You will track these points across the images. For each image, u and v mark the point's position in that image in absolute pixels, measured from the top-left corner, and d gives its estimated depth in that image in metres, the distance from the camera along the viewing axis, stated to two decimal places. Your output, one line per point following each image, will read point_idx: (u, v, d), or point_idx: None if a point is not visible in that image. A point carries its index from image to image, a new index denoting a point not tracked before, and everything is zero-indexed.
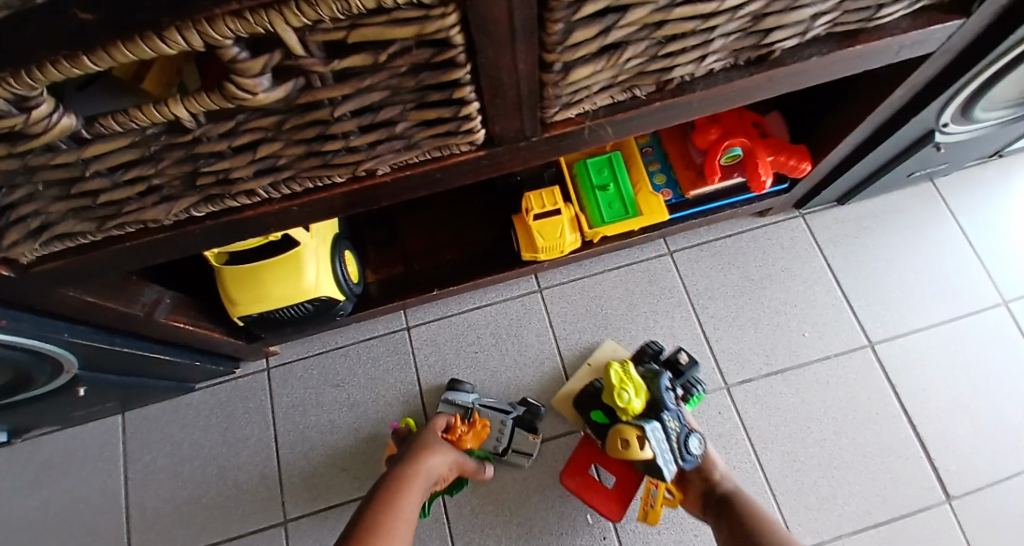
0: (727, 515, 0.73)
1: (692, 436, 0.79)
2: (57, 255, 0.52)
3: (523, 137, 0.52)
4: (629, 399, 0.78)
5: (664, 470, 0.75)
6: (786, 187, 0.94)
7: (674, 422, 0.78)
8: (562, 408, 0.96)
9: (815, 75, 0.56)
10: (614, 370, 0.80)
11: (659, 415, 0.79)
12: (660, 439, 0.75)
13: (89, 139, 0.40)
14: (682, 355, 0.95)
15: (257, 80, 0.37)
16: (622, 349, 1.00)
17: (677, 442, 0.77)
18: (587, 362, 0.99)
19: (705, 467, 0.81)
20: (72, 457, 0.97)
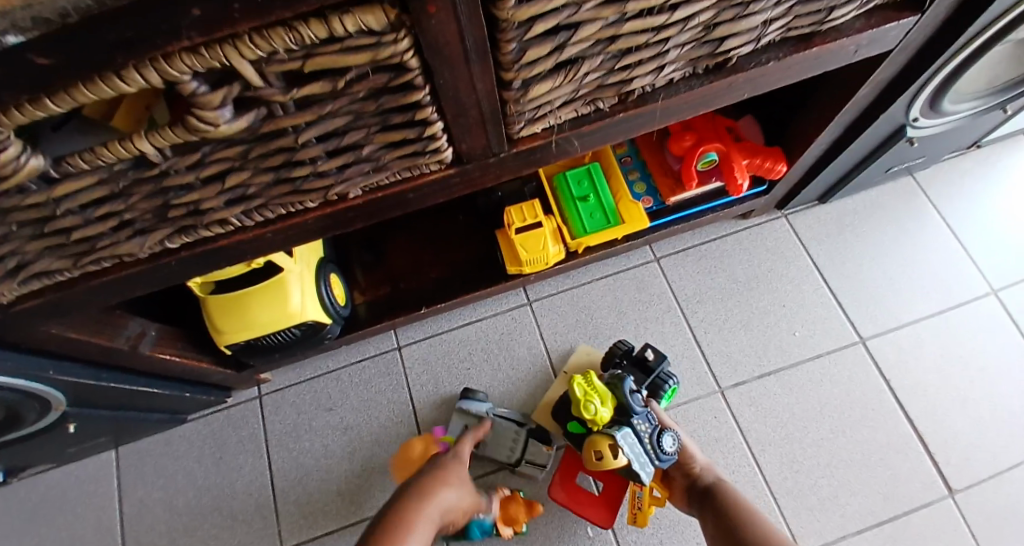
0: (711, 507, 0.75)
1: (665, 433, 0.77)
2: (36, 294, 0.53)
3: (491, 153, 0.53)
4: (596, 409, 0.76)
5: (641, 475, 0.75)
6: (765, 189, 0.95)
7: (645, 427, 0.77)
8: (542, 419, 0.96)
9: (776, 79, 0.57)
10: (576, 384, 0.79)
11: (628, 420, 0.77)
12: (632, 447, 0.74)
13: (58, 179, 0.41)
14: (649, 350, 0.91)
15: (217, 112, 0.37)
16: (595, 350, 1.00)
17: (651, 444, 0.76)
18: (563, 370, 0.99)
19: (684, 462, 0.82)
20: (66, 496, 0.96)
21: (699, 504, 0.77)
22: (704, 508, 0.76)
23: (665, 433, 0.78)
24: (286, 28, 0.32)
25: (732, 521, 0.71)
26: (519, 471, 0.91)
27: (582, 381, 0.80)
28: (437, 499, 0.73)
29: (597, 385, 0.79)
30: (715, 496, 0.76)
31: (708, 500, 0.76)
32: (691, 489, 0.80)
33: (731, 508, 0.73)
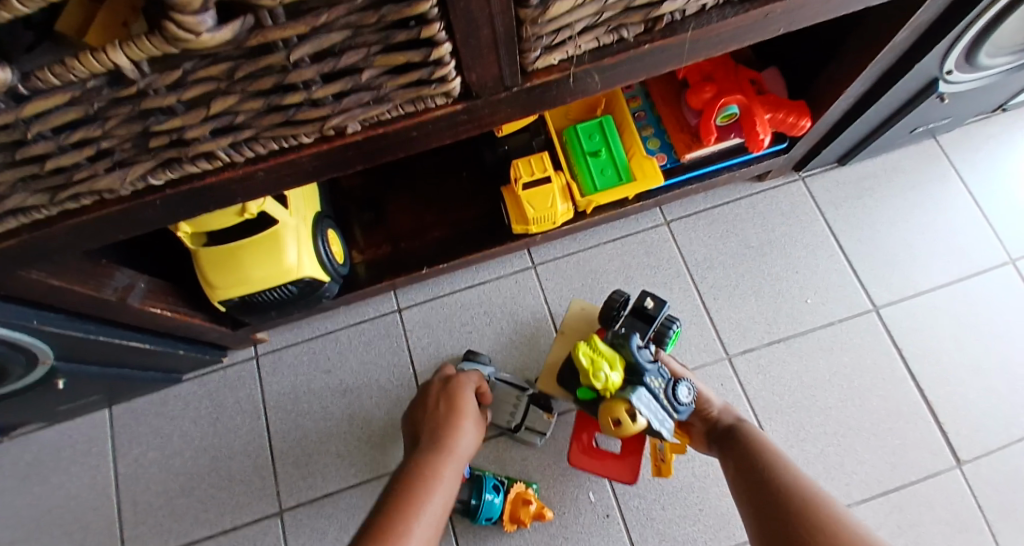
0: (732, 444, 0.70)
1: (679, 383, 0.73)
2: (11, 233, 0.49)
3: (502, 86, 0.48)
4: (607, 377, 0.68)
5: (662, 431, 0.70)
6: (785, 147, 0.90)
7: (658, 383, 0.71)
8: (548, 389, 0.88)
9: (813, 13, 0.53)
10: (582, 352, 0.69)
11: (641, 379, 0.71)
12: (651, 407, 0.70)
13: (26, 97, 0.36)
14: (648, 298, 0.82)
15: (200, 18, 0.33)
16: (589, 304, 0.94)
17: (667, 398, 0.72)
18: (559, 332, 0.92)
19: (702, 407, 0.78)
20: (59, 454, 0.94)
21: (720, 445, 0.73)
22: (723, 448, 0.71)
23: (678, 384, 0.74)
24: None
25: (751, 455, 0.66)
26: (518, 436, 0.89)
27: (586, 347, 0.70)
28: (451, 452, 0.65)
29: (602, 349, 0.70)
30: (735, 433, 0.72)
31: (728, 438, 0.72)
32: (712, 432, 0.75)
33: (748, 443, 0.69)
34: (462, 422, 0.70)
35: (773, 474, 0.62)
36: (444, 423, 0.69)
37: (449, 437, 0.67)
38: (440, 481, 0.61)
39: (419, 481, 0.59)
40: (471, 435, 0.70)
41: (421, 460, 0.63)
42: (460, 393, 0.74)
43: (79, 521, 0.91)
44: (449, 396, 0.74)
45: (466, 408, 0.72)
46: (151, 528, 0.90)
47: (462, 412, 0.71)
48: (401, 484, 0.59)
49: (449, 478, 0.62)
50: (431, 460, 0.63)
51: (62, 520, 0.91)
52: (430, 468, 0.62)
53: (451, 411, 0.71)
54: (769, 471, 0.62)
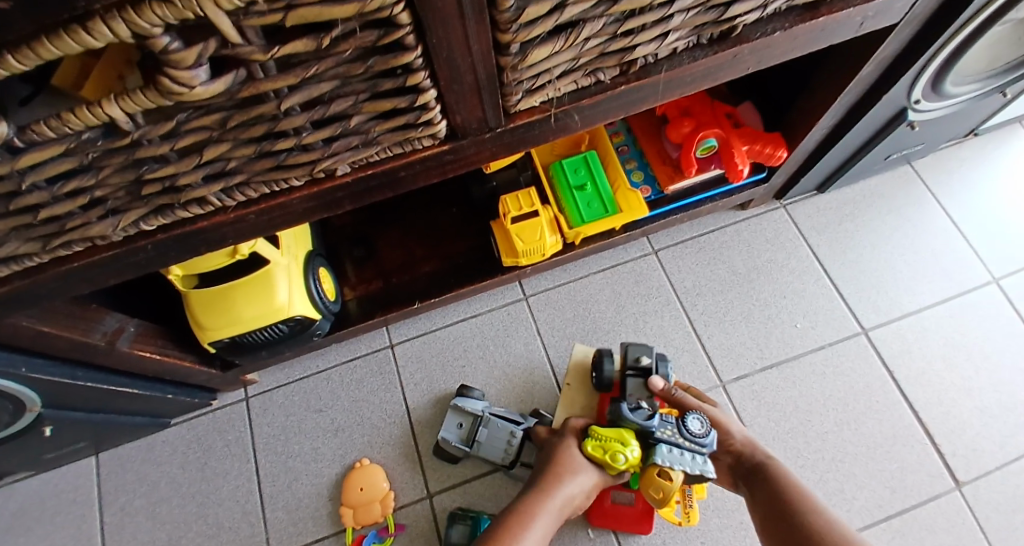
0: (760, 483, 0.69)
1: (687, 418, 0.73)
2: (2, 281, 0.49)
3: (486, 128, 0.50)
4: (626, 454, 0.70)
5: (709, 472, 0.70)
6: (764, 176, 0.93)
7: (670, 432, 0.71)
8: None
9: (780, 51, 0.56)
10: (592, 447, 0.72)
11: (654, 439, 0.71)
12: (679, 460, 0.69)
13: (21, 149, 0.37)
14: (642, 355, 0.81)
15: (192, 72, 0.34)
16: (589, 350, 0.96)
17: (687, 441, 0.71)
18: (566, 383, 0.94)
19: (724, 439, 0.76)
20: (43, 504, 0.92)
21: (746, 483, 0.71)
22: (752, 487, 0.70)
23: (686, 418, 0.73)
24: None
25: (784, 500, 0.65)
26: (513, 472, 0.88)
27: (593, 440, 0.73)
28: (549, 500, 0.70)
29: (606, 433, 0.72)
30: (764, 471, 0.70)
31: (756, 476, 0.70)
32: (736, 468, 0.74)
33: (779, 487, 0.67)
34: (565, 476, 0.72)
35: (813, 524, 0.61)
36: (547, 473, 0.73)
37: (548, 488, 0.71)
38: (528, 529, 0.67)
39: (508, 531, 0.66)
40: (577, 484, 0.72)
41: (518, 507, 0.70)
42: (568, 445, 0.76)
43: None
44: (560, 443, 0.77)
45: (572, 457, 0.74)
46: None
47: (567, 464, 0.73)
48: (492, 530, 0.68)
49: (542, 524, 0.68)
50: (527, 511, 0.69)
51: None
52: (522, 517, 0.68)
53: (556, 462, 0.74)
54: (811, 526, 0.62)
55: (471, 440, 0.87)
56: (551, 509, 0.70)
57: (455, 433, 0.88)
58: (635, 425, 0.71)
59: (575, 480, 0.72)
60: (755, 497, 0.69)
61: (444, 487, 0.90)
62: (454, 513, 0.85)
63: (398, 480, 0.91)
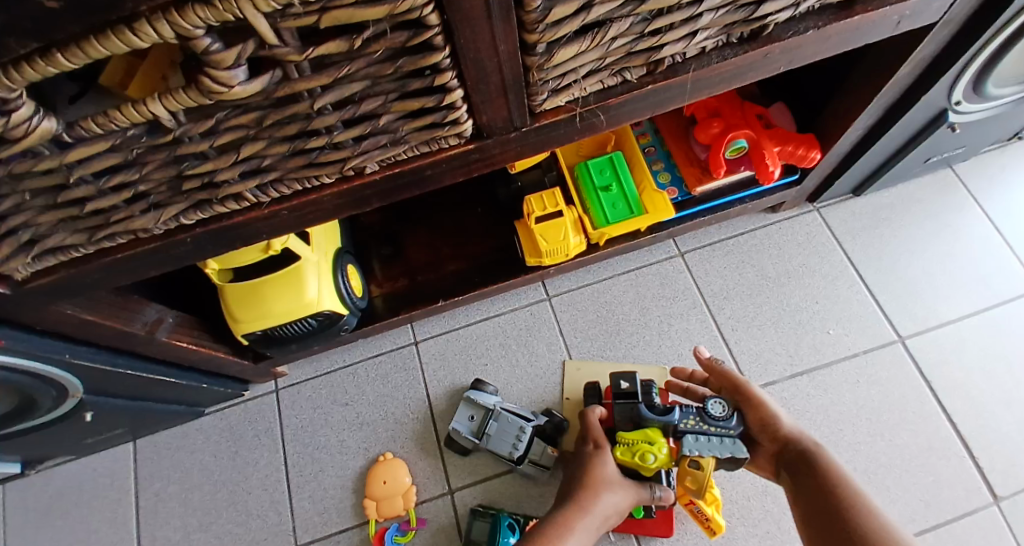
0: (808, 476, 0.65)
1: (708, 401, 0.71)
2: (51, 270, 0.52)
3: (511, 127, 0.50)
4: (655, 457, 0.69)
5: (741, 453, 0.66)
6: (796, 179, 0.91)
7: (693, 422, 0.69)
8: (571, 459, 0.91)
9: (811, 52, 0.55)
10: (622, 455, 0.71)
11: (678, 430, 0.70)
12: (709, 446, 0.67)
13: (71, 144, 0.39)
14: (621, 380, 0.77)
15: (231, 72, 0.36)
16: (584, 366, 0.97)
17: (712, 425, 0.69)
18: (565, 398, 0.95)
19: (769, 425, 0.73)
20: (84, 487, 0.96)
21: (789, 474, 0.68)
22: (796, 480, 0.67)
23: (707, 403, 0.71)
24: None
25: (832, 497, 0.62)
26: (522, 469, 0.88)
27: (621, 446, 0.72)
28: (582, 518, 0.71)
29: (631, 436, 0.71)
30: (811, 461, 0.67)
31: (803, 467, 0.67)
32: (780, 456, 0.70)
33: (828, 482, 0.64)
34: (596, 495, 0.72)
35: (864, 535, 0.58)
36: (579, 489, 0.72)
37: (581, 507, 0.71)
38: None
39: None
40: (610, 502, 0.72)
41: (551, 526, 0.70)
42: (598, 459, 0.75)
43: None
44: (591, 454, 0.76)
45: (603, 472, 0.73)
46: None
47: (599, 480, 0.73)
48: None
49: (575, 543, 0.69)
50: (560, 530, 0.70)
51: None
52: (555, 537, 0.69)
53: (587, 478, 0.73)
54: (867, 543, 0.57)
55: (480, 433, 0.88)
56: (585, 526, 0.71)
57: (464, 426, 0.89)
58: (655, 423, 0.71)
59: (608, 498, 0.72)
60: (800, 492, 0.65)
61: (464, 484, 0.91)
62: (474, 510, 0.87)
63: (419, 475, 0.92)
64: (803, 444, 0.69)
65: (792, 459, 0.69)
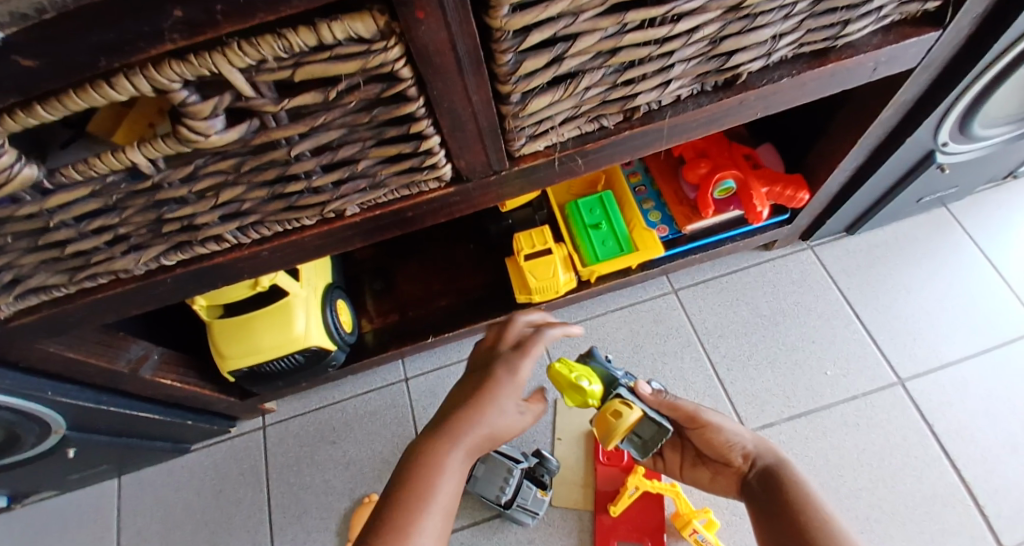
0: (769, 500, 0.54)
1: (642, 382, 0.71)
2: (33, 310, 0.52)
3: (491, 170, 0.51)
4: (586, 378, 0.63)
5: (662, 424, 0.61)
6: (787, 218, 0.91)
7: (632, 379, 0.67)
8: (564, 500, 0.89)
9: (790, 98, 0.56)
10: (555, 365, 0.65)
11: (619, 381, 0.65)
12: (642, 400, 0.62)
13: (52, 191, 0.40)
14: None
15: (209, 122, 0.36)
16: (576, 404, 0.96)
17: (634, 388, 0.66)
18: (557, 437, 0.94)
19: (715, 446, 0.61)
20: (66, 524, 0.95)
21: (751, 500, 0.56)
22: (759, 505, 0.55)
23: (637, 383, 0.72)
24: (275, 35, 0.32)
25: (794, 527, 0.50)
26: (510, 513, 0.86)
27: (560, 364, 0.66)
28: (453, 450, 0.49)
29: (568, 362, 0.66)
30: (775, 478, 0.55)
31: (765, 488, 0.55)
32: (745, 479, 0.59)
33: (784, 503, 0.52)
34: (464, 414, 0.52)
35: None
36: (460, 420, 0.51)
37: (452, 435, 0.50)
38: (419, 524, 0.45)
39: (405, 504, 0.45)
40: (489, 416, 0.52)
41: (411, 473, 0.48)
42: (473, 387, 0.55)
43: None
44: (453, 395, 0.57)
45: (493, 390, 0.54)
46: None
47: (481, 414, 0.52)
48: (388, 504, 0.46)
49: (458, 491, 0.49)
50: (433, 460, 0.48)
51: None
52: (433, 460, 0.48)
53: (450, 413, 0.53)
54: None
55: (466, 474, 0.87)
56: (458, 467, 0.49)
57: None
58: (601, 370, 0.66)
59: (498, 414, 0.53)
60: (761, 518, 0.54)
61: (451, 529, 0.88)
62: None
63: None
64: (768, 461, 0.58)
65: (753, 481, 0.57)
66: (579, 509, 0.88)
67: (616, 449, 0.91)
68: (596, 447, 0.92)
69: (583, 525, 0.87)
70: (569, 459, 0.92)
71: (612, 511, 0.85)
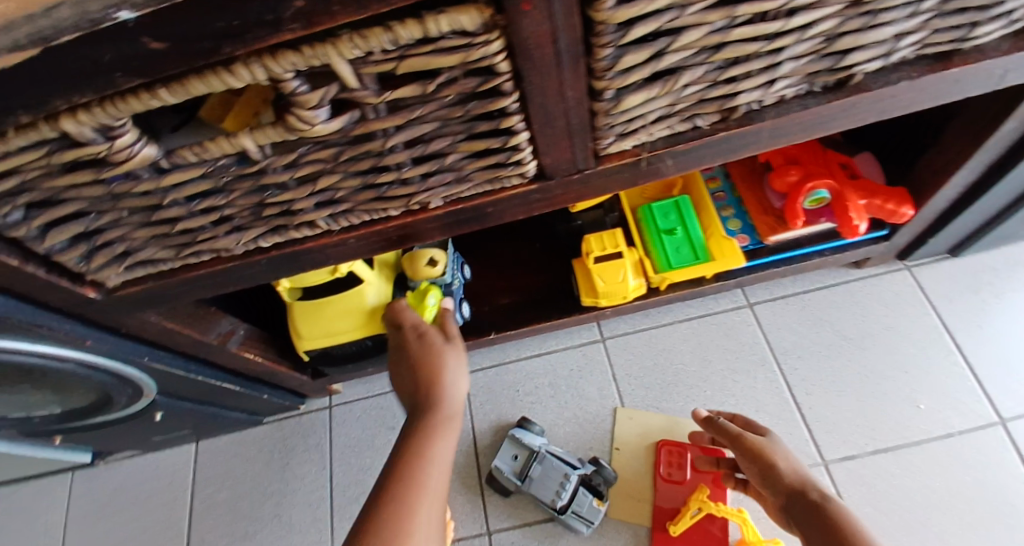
0: (816, 526, 0.55)
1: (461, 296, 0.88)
2: (140, 281, 0.56)
3: (575, 169, 0.50)
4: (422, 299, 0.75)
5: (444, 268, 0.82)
6: (885, 234, 0.84)
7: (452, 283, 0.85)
8: (620, 511, 0.87)
9: (902, 104, 0.51)
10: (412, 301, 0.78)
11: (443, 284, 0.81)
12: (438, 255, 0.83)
13: (167, 170, 0.42)
14: None
15: (315, 112, 0.38)
16: (638, 415, 0.93)
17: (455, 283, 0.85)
18: (615, 446, 0.91)
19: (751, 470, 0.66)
20: (148, 481, 1.02)
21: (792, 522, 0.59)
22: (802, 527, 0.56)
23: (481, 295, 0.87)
24: (384, 29, 0.32)
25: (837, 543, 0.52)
26: (563, 519, 0.85)
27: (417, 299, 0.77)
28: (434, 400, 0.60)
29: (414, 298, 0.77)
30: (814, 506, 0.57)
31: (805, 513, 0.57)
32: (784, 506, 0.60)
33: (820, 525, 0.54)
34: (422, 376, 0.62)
35: None
36: (424, 385, 0.61)
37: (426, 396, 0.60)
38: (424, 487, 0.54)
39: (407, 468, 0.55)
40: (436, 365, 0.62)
41: (407, 444, 0.57)
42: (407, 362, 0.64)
43: None
44: (398, 375, 0.65)
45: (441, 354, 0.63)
46: None
47: (433, 369, 0.62)
48: (394, 466, 0.56)
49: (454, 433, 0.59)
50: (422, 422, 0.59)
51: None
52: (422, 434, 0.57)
53: (412, 387, 0.62)
54: None
55: (524, 474, 0.87)
56: (445, 421, 0.59)
57: (508, 467, 0.88)
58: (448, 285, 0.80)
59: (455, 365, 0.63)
60: (809, 541, 0.55)
61: (502, 526, 0.89)
62: None
63: (458, 511, 0.91)
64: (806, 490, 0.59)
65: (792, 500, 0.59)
66: (635, 523, 0.86)
67: (678, 466, 0.88)
68: (657, 461, 0.89)
69: (640, 541, 0.85)
70: (626, 470, 0.90)
71: (671, 531, 0.83)
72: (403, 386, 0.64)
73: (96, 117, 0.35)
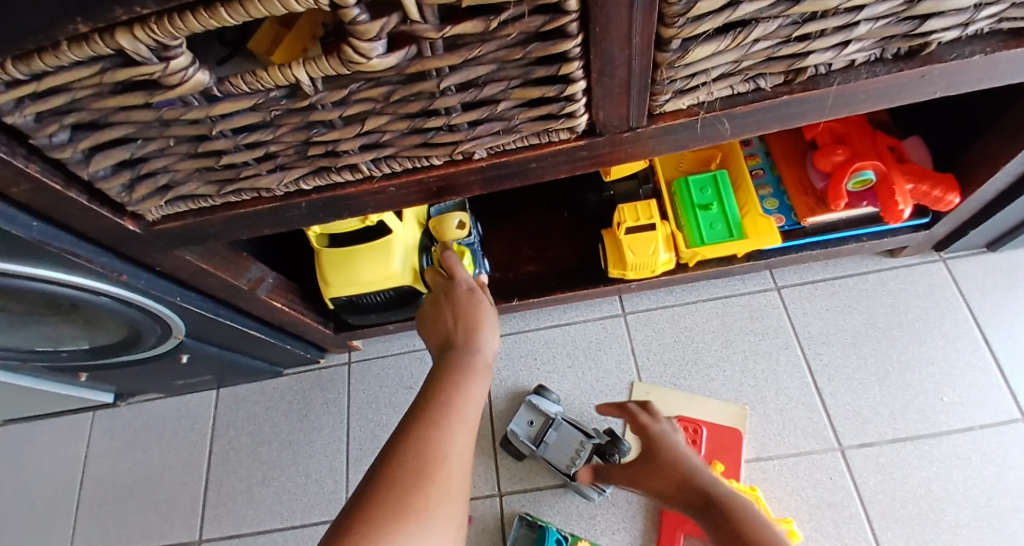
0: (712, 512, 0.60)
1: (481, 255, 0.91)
2: (179, 217, 0.56)
3: (627, 126, 0.49)
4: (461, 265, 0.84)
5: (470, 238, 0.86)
6: (927, 222, 0.82)
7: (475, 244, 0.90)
8: None
9: (973, 79, 0.49)
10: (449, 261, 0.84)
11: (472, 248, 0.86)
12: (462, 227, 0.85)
13: (218, 98, 0.41)
14: None
15: (372, 45, 0.36)
16: (655, 390, 0.92)
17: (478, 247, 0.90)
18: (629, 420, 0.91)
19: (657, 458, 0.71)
20: (168, 424, 1.04)
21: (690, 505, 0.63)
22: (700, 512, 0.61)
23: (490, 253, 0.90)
24: None
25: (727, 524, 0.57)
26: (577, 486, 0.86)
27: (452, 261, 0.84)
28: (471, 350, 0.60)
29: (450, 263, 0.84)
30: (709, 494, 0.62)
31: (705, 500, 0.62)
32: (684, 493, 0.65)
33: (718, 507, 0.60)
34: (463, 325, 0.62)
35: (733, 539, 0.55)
36: (464, 336, 0.61)
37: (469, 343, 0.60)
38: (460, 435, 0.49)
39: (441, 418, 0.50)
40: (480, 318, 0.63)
41: (442, 384, 0.54)
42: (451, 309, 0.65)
43: (170, 490, 0.99)
44: (434, 323, 0.65)
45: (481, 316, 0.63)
46: (229, 510, 0.96)
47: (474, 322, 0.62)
48: (425, 402, 0.52)
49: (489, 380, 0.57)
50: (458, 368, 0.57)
51: (157, 486, 0.99)
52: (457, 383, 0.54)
53: (450, 332, 0.62)
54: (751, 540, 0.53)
55: (540, 439, 0.87)
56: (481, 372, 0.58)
57: (525, 431, 0.89)
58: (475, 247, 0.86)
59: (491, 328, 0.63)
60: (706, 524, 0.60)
61: (513, 489, 0.89)
62: (520, 517, 0.85)
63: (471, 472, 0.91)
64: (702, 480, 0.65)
65: (696, 505, 0.63)
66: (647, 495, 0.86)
67: (693, 441, 0.87)
68: None
69: (651, 514, 0.85)
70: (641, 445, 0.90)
71: None
72: (438, 333, 0.64)
73: (153, 35, 0.34)
